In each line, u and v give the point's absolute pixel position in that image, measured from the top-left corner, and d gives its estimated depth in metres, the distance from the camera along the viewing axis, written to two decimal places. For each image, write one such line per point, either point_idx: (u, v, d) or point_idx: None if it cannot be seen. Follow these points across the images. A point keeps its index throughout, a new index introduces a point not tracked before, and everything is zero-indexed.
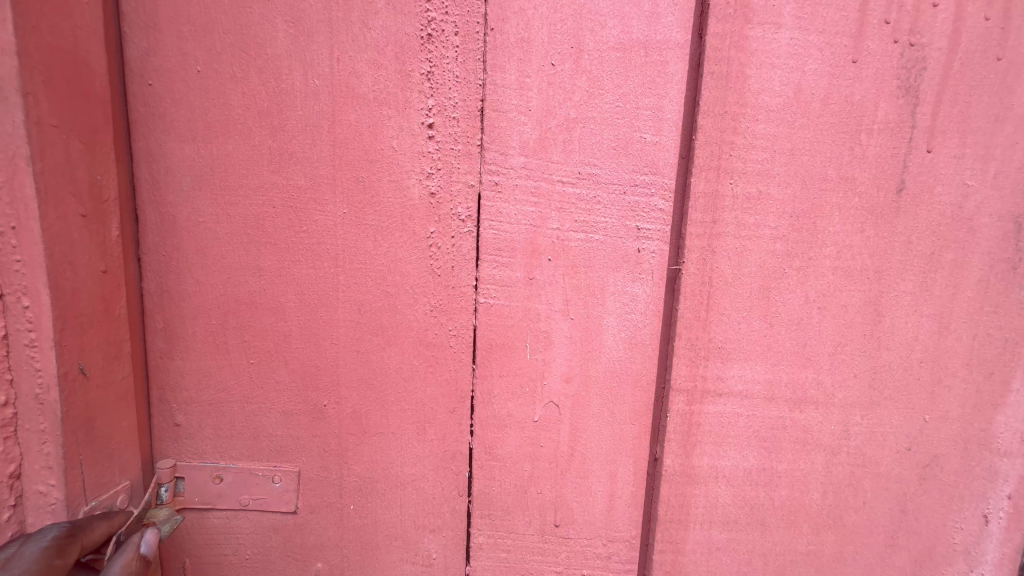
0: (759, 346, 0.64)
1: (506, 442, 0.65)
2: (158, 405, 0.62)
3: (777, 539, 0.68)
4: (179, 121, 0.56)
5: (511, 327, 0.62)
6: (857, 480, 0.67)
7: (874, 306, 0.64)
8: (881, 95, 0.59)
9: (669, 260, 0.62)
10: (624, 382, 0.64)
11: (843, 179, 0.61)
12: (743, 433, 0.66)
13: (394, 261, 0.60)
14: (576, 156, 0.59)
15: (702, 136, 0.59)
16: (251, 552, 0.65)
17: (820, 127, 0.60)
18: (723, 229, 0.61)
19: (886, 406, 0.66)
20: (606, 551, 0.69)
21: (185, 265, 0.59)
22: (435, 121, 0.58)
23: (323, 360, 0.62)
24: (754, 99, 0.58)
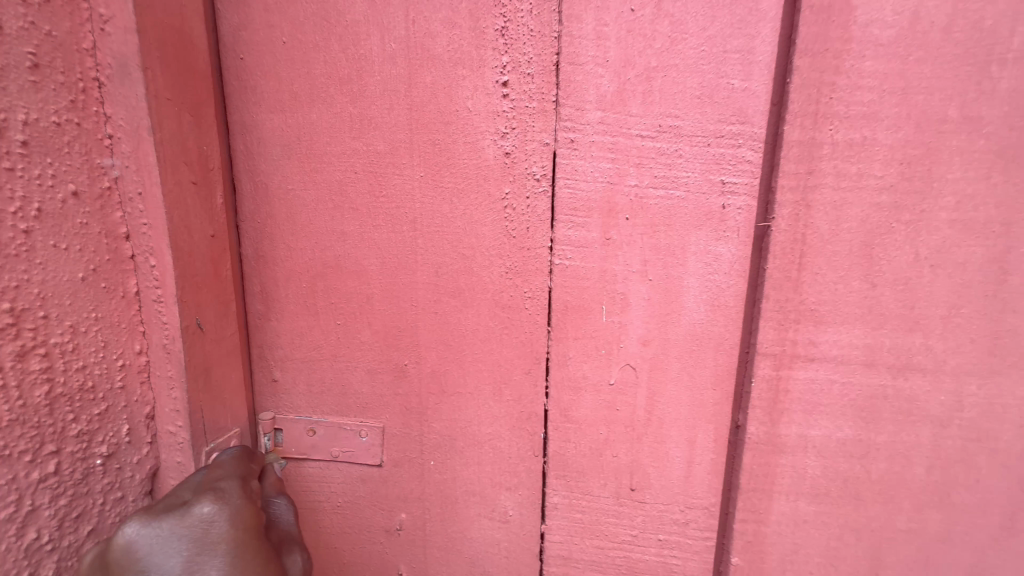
0: (858, 308, 0.59)
1: (582, 405, 0.65)
2: (258, 362, 0.67)
3: (872, 515, 0.64)
4: (269, 93, 0.59)
5: (587, 289, 0.61)
6: (971, 456, 0.61)
7: (1000, 263, 0.57)
8: (1019, 18, 0.51)
9: (758, 216, 0.59)
10: (705, 346, 0.62)
11: (967, 118, 0.54)
12: (837, 401, 0.62)
13: (470, 224, 0.61)
14: (657, 107, 0.56)
15: (798, 78, 0.54)
16: (342, 499, 0.70)
17: (941, 60, 0.53)
18: (820, 180, 0.56)
19: (1010, 375, 0.59)
20: (683, 518, 0.67)
21: (277, 232, 0.63)
22: (509, 79, 0.57)
23: (404, 321, 0.64)
24: (861, 33, 0.53)
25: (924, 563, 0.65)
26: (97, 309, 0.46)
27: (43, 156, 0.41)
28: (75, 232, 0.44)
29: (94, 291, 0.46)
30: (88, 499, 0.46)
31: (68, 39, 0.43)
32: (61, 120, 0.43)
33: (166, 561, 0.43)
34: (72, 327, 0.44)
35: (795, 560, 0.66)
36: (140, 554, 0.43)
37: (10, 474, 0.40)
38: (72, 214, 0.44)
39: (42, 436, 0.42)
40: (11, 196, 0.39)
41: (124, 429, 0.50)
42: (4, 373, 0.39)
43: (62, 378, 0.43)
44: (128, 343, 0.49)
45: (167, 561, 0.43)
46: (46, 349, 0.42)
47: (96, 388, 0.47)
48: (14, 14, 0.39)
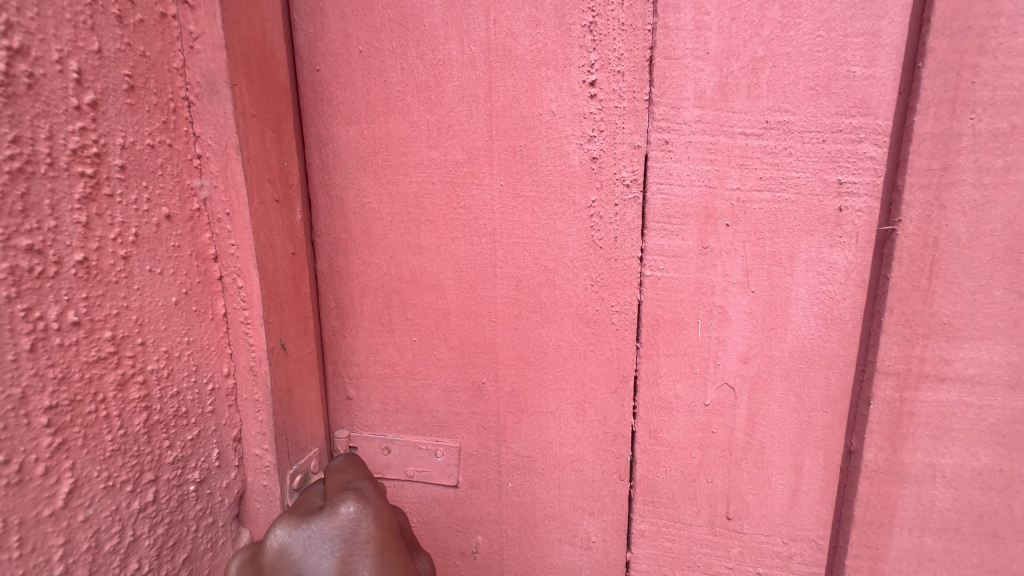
0: (1001, 321, 0.52)
1: (673, 427, 0.60)
2: (333, 379, 0.65)
3: (1014, 555, 0.56)
4: (345, 104, 0.57)
5: (681, 302, 0.56)
6: None
7: None
8: None
9: (878, 219, 0.52)
10: (815, 363, 0.56)
11: None
12: (974, 427, 0.54)
13: (553, 234, 0.57)
14: (764, 102, 0.51)
15: (932, 60, 0.47)
16: (416, 520, 0.68)
17: None
18: (958, 176, 0.49)
19: None
20: (787, 551, 0.61)
21: (353, 246, 0.61)
22: (598, 78, 0.53)
23: (482, 337, 0.61)
24: (1013, 5, 0.46)
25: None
26: (189, 333, 0.46)
27: (139, 180, 0.41)
28: (168, 256, 0.43)
29: (186, 314, 0.45)
30: (183, 526, 0.46)
31: (160, 59, 0.42)
32: (155, 142, 0.42)
33: (321, 561, 0.43)
34: (166, 352, 0.44)
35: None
36: (296, 555, 0.44)
37: (114, 504, 0.40)
38: (166, 237, 0.43)
39: (141, 464, 0.42)
40: (111, 223, 0.38)
41: (214, 453, 0.49)
42: (106, 403, 0.39)
43: (158, 405, 0.43)
44: (217, 366, 0.49)
45: (321, 563, 0.43)
46: (144, 376, 0.41)
47: (188, 413, 0.46)
48: (112, 36, 0.38)
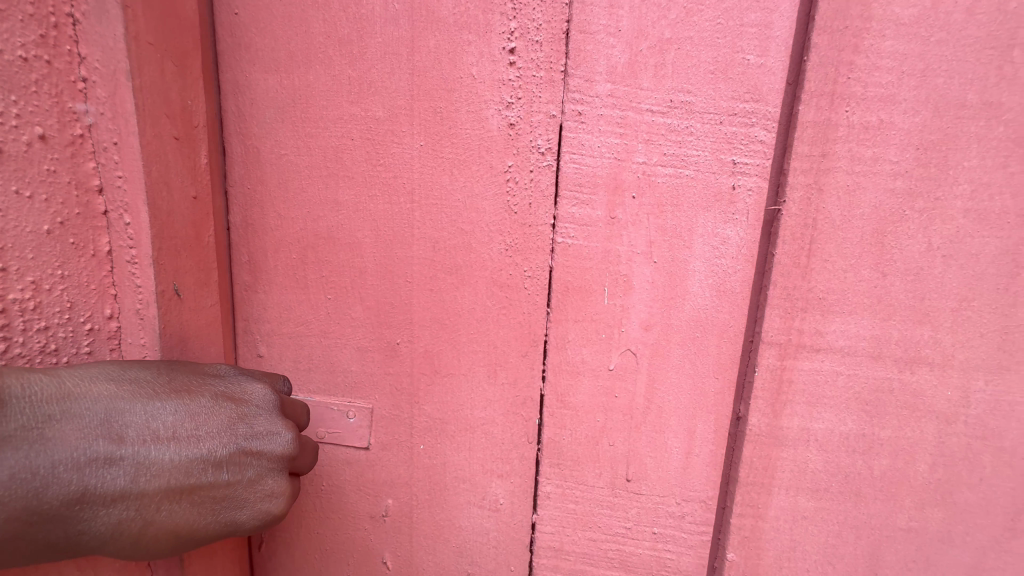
0: (867, 298, 0.57)
1: (580, 390, 0.63)
2: (243, 336, 0.64)
3: (873, 512, 0.63)
4: (263, 51, 0.56)
5: (590, 269, 0.59)
6: (977, 453, 0.60)
7: (1013, 256, 0.55)
8: None
9: (768, 199, 0.57)
10: (708, 332, 0.60)
11: (986, 105, 0.52)
12: (842, 394, 0.60)
13: (470, 197, 0.58)
14: (669, 81, 0.54)
15: (815, 56, 0.52)
16: (326, 483, 0.67)
17: (962, 42, 0.51)
18: (834, 163, 0.55)
19: (1019, 372, 0.58)
20: (679, 511, 0.65)
21: (267, 199, 0.60)
22: (517, 46, 0.54)
23: (397, 298, 0.61)
24: (883, 12, 0.51)
25: (924, 562, 0.64)
26: (63, 267, 0.44)
27: (7, 94, 0.40)
28: (41, 180, 0.42)
29: (59, 246, 0.44)
30: None
31: None
32: (28, 55, 0.40)
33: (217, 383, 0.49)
34: (33, 283, 0.42)
35: (793, 557, 0.65)
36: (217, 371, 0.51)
37: None
38: (38, 160, 0.42)
39: None
40: None
41: None
42: None
43: (19, 339, 0.42)
44: (98, 306, 0.47)
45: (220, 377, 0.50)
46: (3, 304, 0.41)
47: (59, 352, 0.45)
48: None
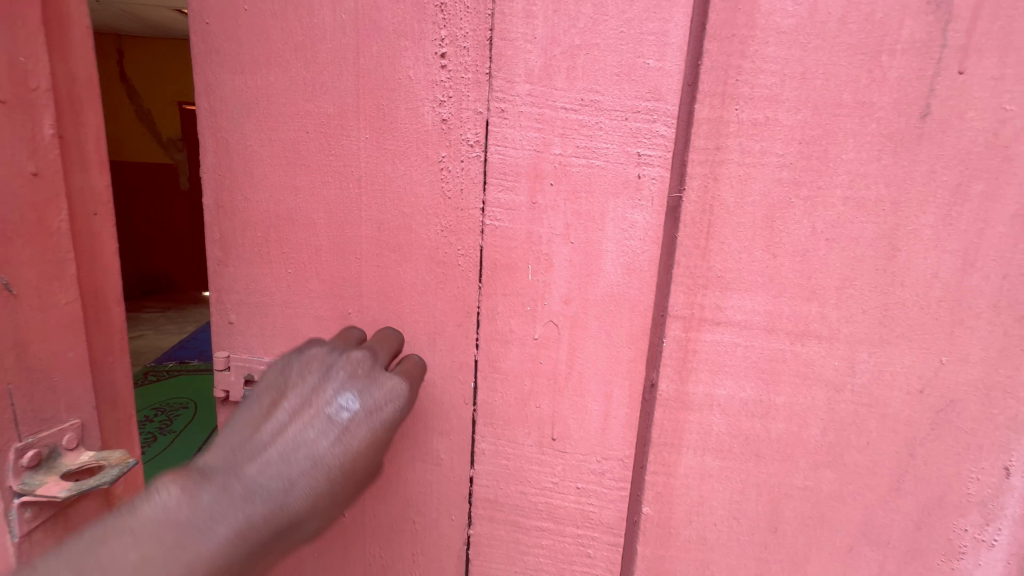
0: (761, 276, 0.64)
1: (509, 357, 0.70)
2: (216, 305, 0.73)
3: (772, 471, 0.70)
4: (230, 55, 0.65)
5: (515, 249, 0.67)
6: (863, 419, 0.67)
7: (889, 240, 0.62)
8: (907, 12, 0.56)
9: (671, 187, 0.64)
10: (621, 306, 0.67)
11: (860, 103, 0.59)
12: (741, 363, 0.67)
13: (410, 184, 0.66)
14: (580, 82, 0.61)
15: (707, 60, 0.59)
16: None
17: (836, 48, 0.58)
18: (727, 155, 0.61)
19: (899, 345, 0.64)
20: (600, 468, 0.73)
21: (235, 184, 0.68)
22: (447, 51, 0.62)
23: (349, 272, 0.70)
24: (765, 22, 0.58)
25: (820, 519, 0.70)
26: None
27: None
28: None
29: None
30: None
31: None
32: None
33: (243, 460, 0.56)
34: None
35: (701, 512, 0.72)
36: None
37: None
38: None
39: None
40: None
41: None
42: None
43: None
44: None
45: None
46: None
47: None
48: None
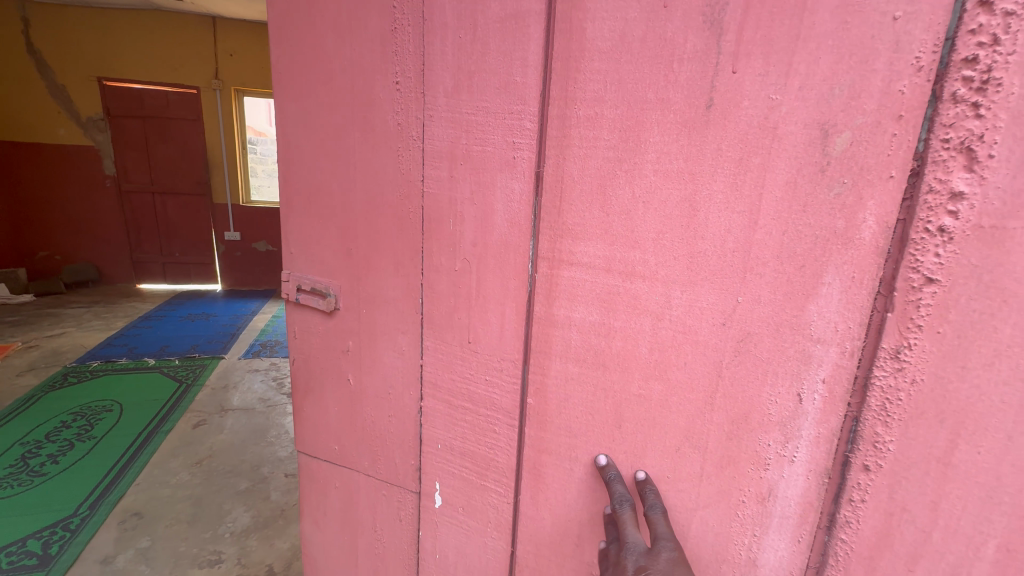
0: (599, 230, 0.88)
1: (441, 282, 1.04)
2: (287, 240, 1.21)
3: (615, 379, 0.92)
4: (292, 90, 1.10)
5: (441, 207, 1.00)
6: (680, 343, 0.86)
7: (690, 202, 0.81)
8: (689, 31, 0.75)
9: (536, 164, 0.91)
10: (508, 250, 0.96)
11: (660, 100, 0.79)
12: (589, 294, 0.91)
13: (381, 164, 1.04)
14: (476, 95, 0.92)
15: (554, 75, 0.85)
16: (323, 326, 1.22)
17: (640, 60, 0.79)
18: (571, 141, 0.87)
19: (704, 285, 0.82)
20: (500, 367, 1.03)
21: (294, 167, 1.15)
22: (401, 80, 0.99)
23: (350, 221, 1.11)
24: (590, 45, 0.82)
25: (652, 421, 0.91)
26: None
27: None
28: None
29: None
30: None
31: None
32: None
33: None
34: None
35: (566, 406, 0.98)
36: None
37: None
38: None
39: None
40: None
41: None
42: None
43: None
44: None
45: None
46: None
47: None
48: None
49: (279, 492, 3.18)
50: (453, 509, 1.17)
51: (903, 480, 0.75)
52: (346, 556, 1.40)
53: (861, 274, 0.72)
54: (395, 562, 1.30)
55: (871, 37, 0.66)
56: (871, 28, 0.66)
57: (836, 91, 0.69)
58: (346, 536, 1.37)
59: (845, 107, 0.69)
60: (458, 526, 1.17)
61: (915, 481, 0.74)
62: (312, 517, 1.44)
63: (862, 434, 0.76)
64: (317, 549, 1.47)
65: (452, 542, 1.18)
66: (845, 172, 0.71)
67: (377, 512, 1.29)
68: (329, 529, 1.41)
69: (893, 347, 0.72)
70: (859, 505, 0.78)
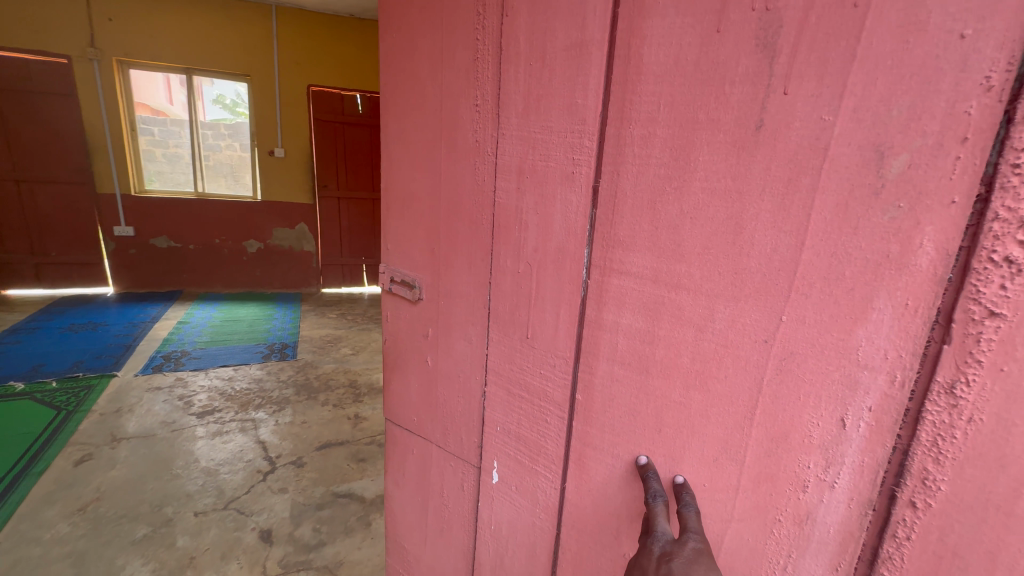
0: (648, 242, 0.93)
1: (506, 281, 1.17)
2: (390, 238, 1.46)
3: (657, 385, 0.97)
4: (398, 114, 1.33)
5: (509, 215, 1.12)
6: (720, 356, 0.88)
7: (737, 219, 0.82)
8: (741, 54, 0.77)
9: (593, 179, 0.98)
10: (565, 256, 1.05)
11: (710, 121, 0.82)
12: (636, 301, 0.97)
13: (462, 176, 1.20)
14: (544, 116, 1.03)
15: (612, 97, 0.92)
16: (415, 311, 1.44)
17: (693, 83, 0.83)
18: (625, 158, 0.93)
19: (748, 302, 0.84)
20: (555, 362, 1.13)
21: (397, 178, 1.37)
22: (480, 102, 1.13)
23: (436, 224, 1.30)
24: (646, 69, 0.87)
25: (690, 428, 0.94)
26: None
27: None
28: None
29: None
30: None
31: None
32: None
33: None
34: None
35: (611, 405, 1.05)
36: None
37: None
38: None
39: None
40: None
41: None
42: None
43: None
44: None
45: None
46: None
47: None
48: None
49: (188, 535, 2.97)
50: (509, 484, 1.31)
51: (955, 523, 0.72)
52: (422, 511, 1.62)
53: (916, 301, 0.69)
54: (461, 521, 1.50)
55: (936, 56, 0.63)
56: (936, 46, 0.62)
57: (894, 112, 0.66)
58: (423, 494, 1.60)
59: (903, 129, 0.66)
60: (513, 500, 1.32)
61: (969, 525, 0.71)
62: (397, 473, 1.70)
63: (910, 469, 0.74)
64: (399, 502, 1.72)
65: (509, 512, 1.34)
66: (902, 196, 0.68)
67: (449, 476, 1.49)
68: (409, 486, 1.65)
69: (948, 381, 0.69)
70: (904, 542, 0.77)
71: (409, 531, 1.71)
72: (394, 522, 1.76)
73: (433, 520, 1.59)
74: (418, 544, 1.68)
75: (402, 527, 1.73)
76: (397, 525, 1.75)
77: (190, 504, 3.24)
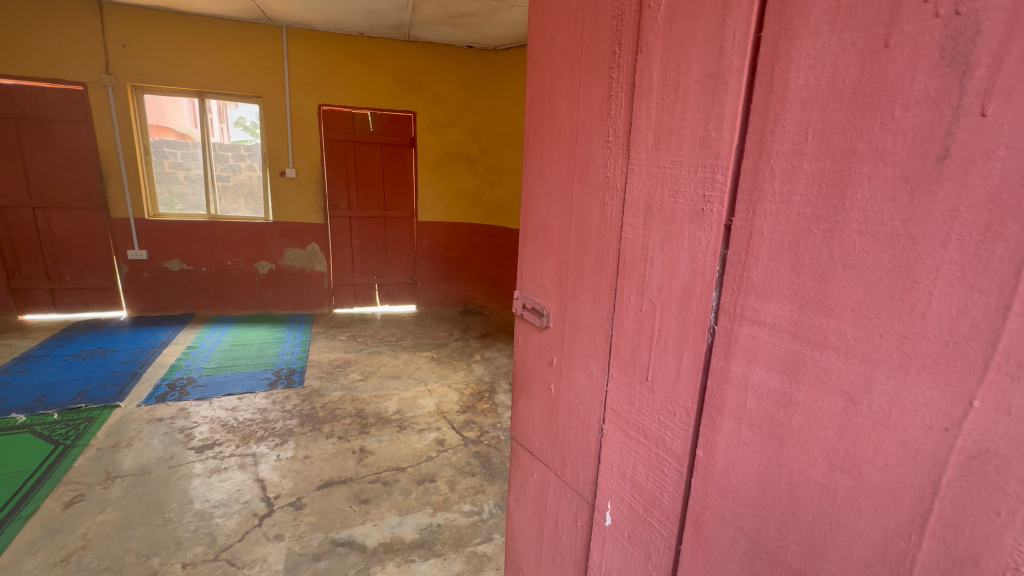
0: (787, 289, 0.78)
1: (627, 321, 1.09)
2: (521, 268, 1.47)
3: (793, 457, 0.80)
4: (535, 148, 1.34)
5: (635, 250, 1.04)
6: (878, 438, 0.69)
7: (906, 271, 0.64)
8: (918, 70, 0.60)
9: (726, 217, 0.86)
10: (691, 298, 0.93)
11: (872, 151, 0.66)
12: (770, 357, 0.81)
13: (589, 211, 1.16)
14: (675, 151, 0.94)
15: (750, 129, 0.80)
16: (540, 340, 1.42)
17: (851, 108, 0.67)
18: (762, 196, 0.79)
19: (919, 375, 0.64)
20: (674, 412, 1.01)
21: (530, 210, 1.39)
22: (612, 138, 1.08)
23: (563, 258, 1.27)
24: (793, 96, 0.73)
25: (833, 518, 0.75)
26: None
27: None
28: None
29: None
30: None
31: None
32: None
33: None
34: None
35: (735, 469, 0.89)
36: None
37: None
38: None
39: None
40: None
41: None
42: None
43: None
44: None
45: None
46: None
47: None
48: None
49: None
50: (622, 531, 1.18)
51: None
52: (537, 536, 1.56)
53: None
54: (573, 558, 1.39)
55: None
56: None
57: None
58: (540, 518, 1.54)
59: None
60: (626, 549, 1.18)
61: None
62: (518, 491, 1.66)
63: None
64: (519, 520, 1.67)
65: (618, 560, 1.20)
66: None
67: (563, 508, 1.42)
68: (528, 506, 1.59)
69: None
70: None
71: (526, 552, 1.64)
72: (513, 540, 1.72)
73: (547, 548, 1.51)
74: (533, 569, 1.60)
75: (519, 546, 1.67)
76: (515, 543, 1.71)
77: (180, 552, 2.97)
